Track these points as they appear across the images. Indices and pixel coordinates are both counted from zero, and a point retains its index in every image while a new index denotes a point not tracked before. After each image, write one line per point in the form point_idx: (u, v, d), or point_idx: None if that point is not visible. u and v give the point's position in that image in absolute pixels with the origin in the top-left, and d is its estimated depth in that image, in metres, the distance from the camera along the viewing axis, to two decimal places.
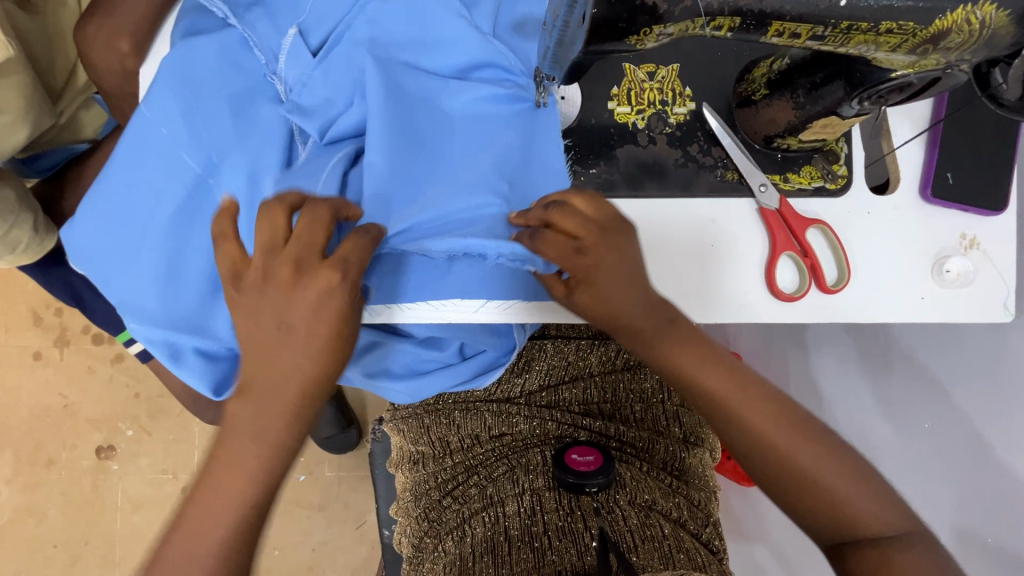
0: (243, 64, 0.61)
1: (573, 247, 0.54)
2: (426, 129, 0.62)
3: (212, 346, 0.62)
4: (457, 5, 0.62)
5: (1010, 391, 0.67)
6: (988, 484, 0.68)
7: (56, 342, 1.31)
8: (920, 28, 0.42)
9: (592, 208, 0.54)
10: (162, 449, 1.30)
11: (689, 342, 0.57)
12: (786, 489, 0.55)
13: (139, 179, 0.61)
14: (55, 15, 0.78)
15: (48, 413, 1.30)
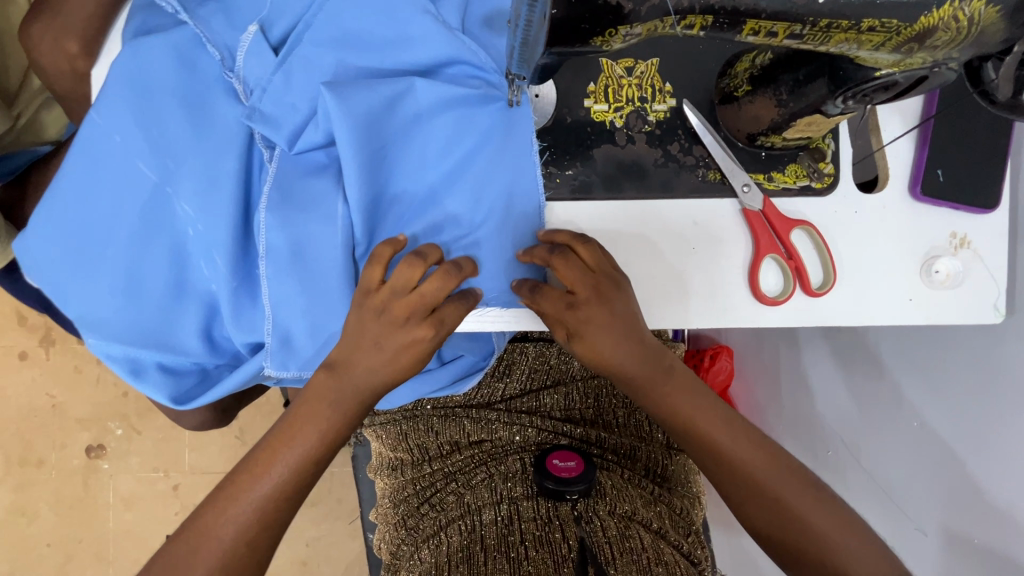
0: (199, 64, 0.58)
1: (567, 300, 0.57)
2: (394, 136, 0.59)
3: (178, 361, 0.61)
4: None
5: (999, 398, 0.65)
6: (977, 489, 0.66)
7: (41, 342, 1.28)
8: (905, 26, 0.39)
9: (592, 259, 0.58)
10: (153, 447, 1.28)
11: (685, 391, 0.60)
12: (770, 514, 0.58)
13: (91, 190, 0.57)
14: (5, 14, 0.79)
15: (36, 413, 1.27)
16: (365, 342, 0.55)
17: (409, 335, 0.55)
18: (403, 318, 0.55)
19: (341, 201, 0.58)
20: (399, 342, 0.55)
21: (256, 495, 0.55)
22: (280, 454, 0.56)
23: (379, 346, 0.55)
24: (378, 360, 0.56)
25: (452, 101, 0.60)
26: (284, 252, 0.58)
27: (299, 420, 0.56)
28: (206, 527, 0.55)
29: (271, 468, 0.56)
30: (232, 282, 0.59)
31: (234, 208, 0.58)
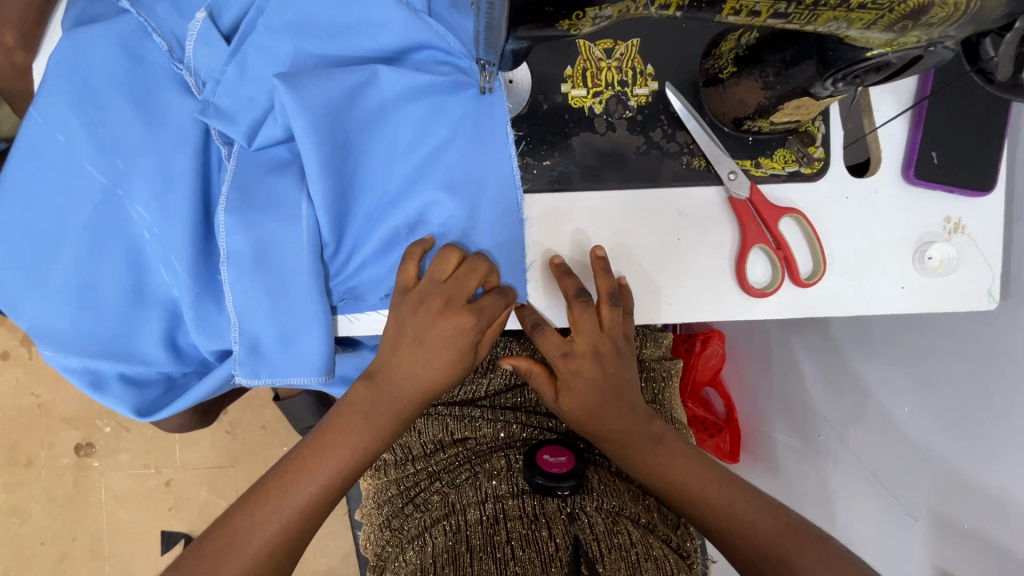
0: (144, 55, 0.54)
1: (563, 350, 0.59)
2: (358, 128, 0.56)
3: (142, 371, 0.58)
4: None
5: (990, 383, 0.63)
6: (972, 478, 0.64)
7: (22, 341, 1.24)
8: (897, 2, 0.36)
9: (608, 312, 0.59)
10: (143, 444, 1.26)
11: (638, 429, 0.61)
12: (743, 542, 0.57)
13: (37, 194, 0.54)
14: None
15: (20, 413, 1.24)
16: (404, 338, 0.54)
17: (451, 323, 0.54)
18: (442, 308, 0.54)
19: (305, 199, 0.55)
20: (440, 333, 0.54)
21: (286, 506, 0.53)
22: (311, 465, 0.54)
23: (419, 340, 0.54)
24: (419, 358, 0.54)
25: (420, 89, 0.56)
26: (247, 255, 0.55)
27: (334, 434, 0.54)
28: (225, 541, 0.52)
29: (302, 478, 0.54)
30: (192, 286, 0.55)
31: (191, 208, 0.54)
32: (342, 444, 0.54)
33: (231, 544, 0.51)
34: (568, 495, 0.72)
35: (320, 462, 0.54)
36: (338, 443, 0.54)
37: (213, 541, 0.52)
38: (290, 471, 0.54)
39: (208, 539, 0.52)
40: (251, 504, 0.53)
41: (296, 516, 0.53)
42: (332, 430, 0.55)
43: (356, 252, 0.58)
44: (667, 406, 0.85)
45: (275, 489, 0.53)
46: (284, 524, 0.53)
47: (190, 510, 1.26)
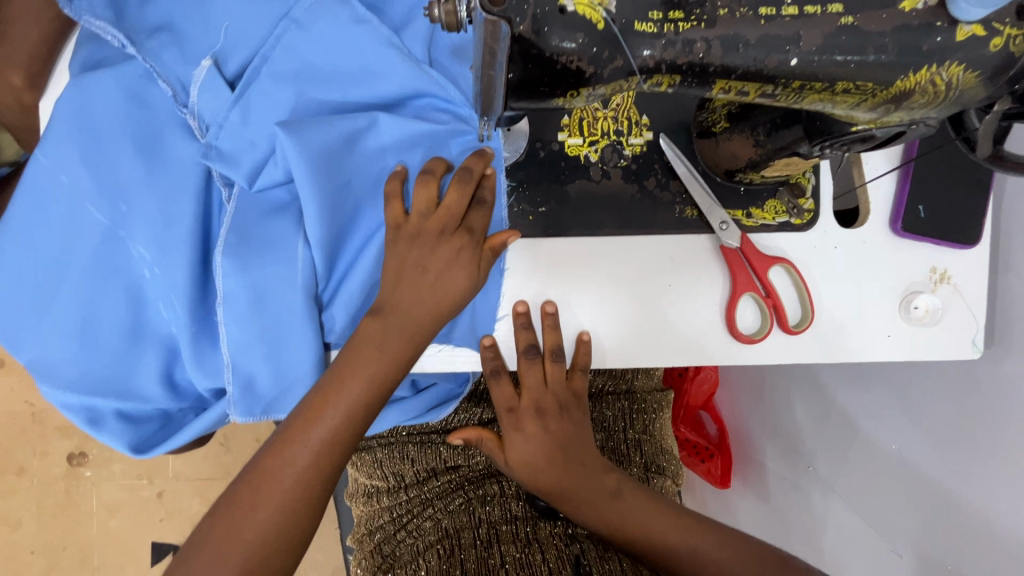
0: (148, 98, 0.55)
1: (509, 403, 0.64)
2: (358, 172, 0.57)
3: (140, 407, 0.59)
4: (386, 31, 0.56)
5: (977, 422, 0.65)
6: (957, 517, 0.66)
7: None
8: (880, 88, 0.37)
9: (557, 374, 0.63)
10: None
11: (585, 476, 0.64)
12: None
13: (39, 233, 0.54)
14: None
15: (13, 422, 1.24)
16: (407, 268, 0.56)
17: (450, 245, 0.57)
18: (440, 231, 0.56)
19: (303, 242, 0.56)
20: (442, 258, 0.56)
21: (279, 493, 0.52)
22: (296, 446, 0.53)
23: (423, 268, 0.56)
24: (423, 285, 0.56)
25: (419, 137, 0.58)
26: (244, 296, 0.56)
27: (312, 415, 0.54)
28: (216, 535, 0.51)
29: (287, 462, 0.53)
30: (189, 326, 0.56)
31: (190, 248, 0.55)
32: (325, 425, 0.54)
33: (228, 536, 0.51)
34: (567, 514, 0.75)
35: (310, 433, 0.54)
36: (315, 421, 0.54)
37: (217, 524, 0.51)
38: (283, 447, 0.54)
39: (212, 522, 0.52)
40: (255, 482, 0.53)
41: (283, 505, 0.52)
42: (307, 411, 0.54)
43: (351, 291, 0.58)
44: (657, 438, 0.87)
45: (269, 465, 0.53)
46: (287, 499, 0.53)
47: (182, 521, 1.26)
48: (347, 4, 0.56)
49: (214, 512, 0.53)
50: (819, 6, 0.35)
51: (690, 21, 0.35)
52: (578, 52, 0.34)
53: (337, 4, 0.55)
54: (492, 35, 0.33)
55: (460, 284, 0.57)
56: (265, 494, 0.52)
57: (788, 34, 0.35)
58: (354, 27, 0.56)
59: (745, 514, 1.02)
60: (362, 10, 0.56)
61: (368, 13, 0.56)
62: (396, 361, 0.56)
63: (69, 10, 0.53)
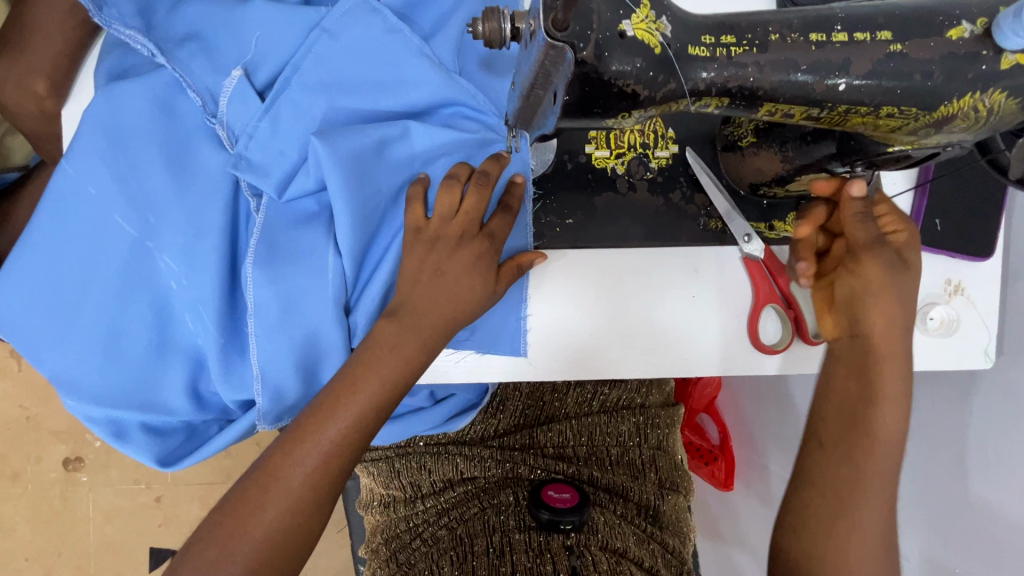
0: (178, 109, 0.54)
1: None
2: (388, 181, 0.57)
3: (166, 421, 0.58)
4: (417, 41, 0.56)
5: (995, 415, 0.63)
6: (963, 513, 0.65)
7: (11, 353, 1.21)
8: (923, 113, 0.37)
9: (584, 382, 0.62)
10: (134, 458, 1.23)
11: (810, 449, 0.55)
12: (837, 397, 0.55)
13: (64, 246, 0.53)
14: None
15: (8, 426, 1.22)
16: (425, 273, 0.55)
17: (469, 251, 0.55)
18: (460, 237, 0.55)
19: (333, 252, 0.56)
20: (461, 264, 0.55)
21: (289, 493, 0.52)
22: (305, 444, 0.53)
23: (441, 272, 0.55)
24: (442, 290, 0.54)
25: (450, 146, 0.57)
26: (274, 306, 0.55)
27: (322, 412, 0.53)
28: (229, 530, 0.51)
29: (296, 460, 0.53)
30: (217, 337, 0.55)
31: (219, 259, 0.54)
32: (334, 424, 0.53)
33: (238, 530, 0.51)
34: (570, 530, 0.72)
35: (320, 433, 0.53)
36: (321, 425, 0.53)
37: (226, 518, 0.52)
38: (289, 445, 0.53)
39: (221, 516, 0.52)
40: (263, 480, 0.52)
41: (294, 506, 0.52)
42: (313, 410, 0.54)
43: (379, 301, 0.57)
44: (671, 452, 0.88)
45: (279, 462, 0.53)
46: (300, 497, 0.53)
47: (179, 526, 1.23)
48: (378, 13, 0.55)
49: (223, 503, 0.53)
50: (869, 34, 0.36)
51: (743, 46, 0.36)
52: (635, 76, 0.35)
53: (369, 13, 0.55)
54: (554, 59, 0.33)
55: (476, 290, 0.55)
56: (271, 493, 0.52)
57: (839, 60, 0.36)
58: (386, 36, 0.56)
59: (747, 516, 1.04)
60: (394, 20, 0.56)
61: (399, 22, 0.56)
62: (409, 364, 0.54)
63: (98, 17, 0.52)
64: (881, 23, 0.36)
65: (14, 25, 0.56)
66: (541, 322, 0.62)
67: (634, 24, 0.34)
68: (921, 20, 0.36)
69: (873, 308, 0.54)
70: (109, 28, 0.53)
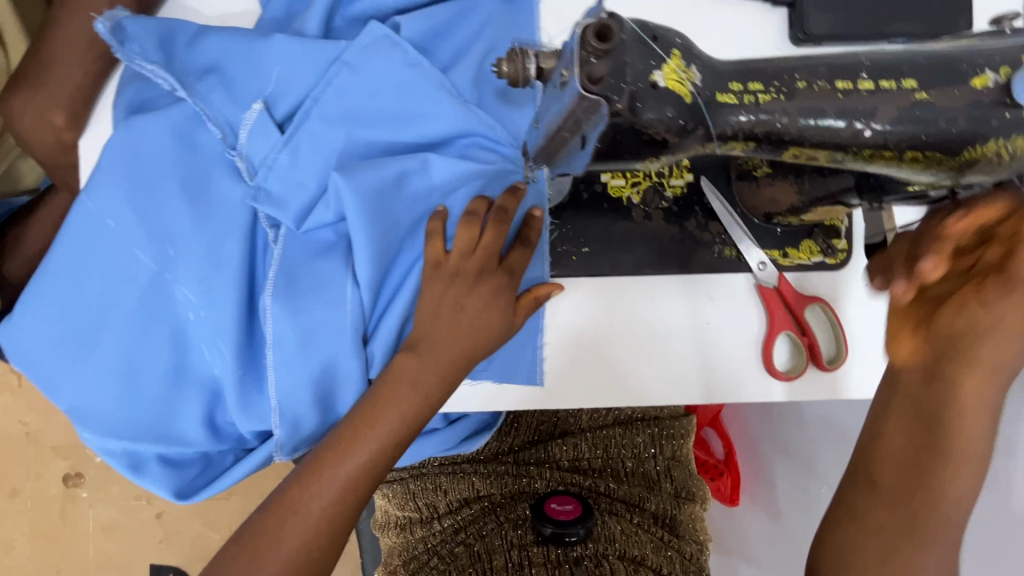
0: (197, 142, 0.54)
1: None
2: (407, 212, 0.57)
3: (181, 452, 0.57)
4: (436, 73, 0.56)
5: None
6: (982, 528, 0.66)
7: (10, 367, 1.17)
8: (947, 157, 0.38)
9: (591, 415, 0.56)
10: None
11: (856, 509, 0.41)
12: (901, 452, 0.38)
13: (83, 279, 0.53)
14: None
15: (7, 442, 1.16)
16: (445, 306, 0.55)
17: (489, 285, 0.56)
18: (478, 274, 0.56)
19: (350, 283, 0.55)
20: (480, 301, 0.55)
21: (305, 529, 0.52)
22: (322, 480, 0.52)
23: (460, 308, 0.55)
24: (460, 324, 0.55)
25: (468, 177, 0.57)
26: (293, 338, 0.55)
27: (339, 447, 0.53)
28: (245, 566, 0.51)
29: (312, 495, 0.52)
30: (235, 369, 0.55)
31: (237, 291, 0.54)
32: (350, 458, 0.53)
33: (252, 566, 0.51)
34: (576, 541, 0.72)
35: (337, 468, 0.53)
36: (338, 462, 0.53)
37: (242, 553, 0.51)
38: (305, 481, 0.53)
39: (235, 550, 0.52)
40: (279, 514, 0.52)
41: (309, 543, 0.52)
42: (330, 446, 0.53)
43: (396, 337, 0.57)
44: (684, 463, 0.88)
45: (295, 497, 0.52)
46: (316, 532, 0.52)
47: (184, 543, 1.18)
48: (399, 46, 0.56)
49: (238, 537, 0.53)
50: (895, 81, 0.36)
51: (770, 92, 0.37)
52: (666, 126, 0.35)
53: (389, 46, 0.56)
54: (587, 109, 0.34)
55: (495, 325, 0.56)
56: (287, 529, 0.52)
57: (865, 107, 0.37)
58: (406, 70, 0.56)
59: (754, 533, 1.03)
60: (414, 53, 0.56)
61: (419, 56, 0.56)
62: (428, 400, 0.55)
63: (120, 53, 0.53)
64: (905, 72, 0.37)
65: (33, 57, 0.56)
66: (555, 348, 0.62)
67: (665, 75, 0.34)
68: (943, 69, 0.36)
69: (984, 358, 0.36)
70: (131, 63, 0.53)
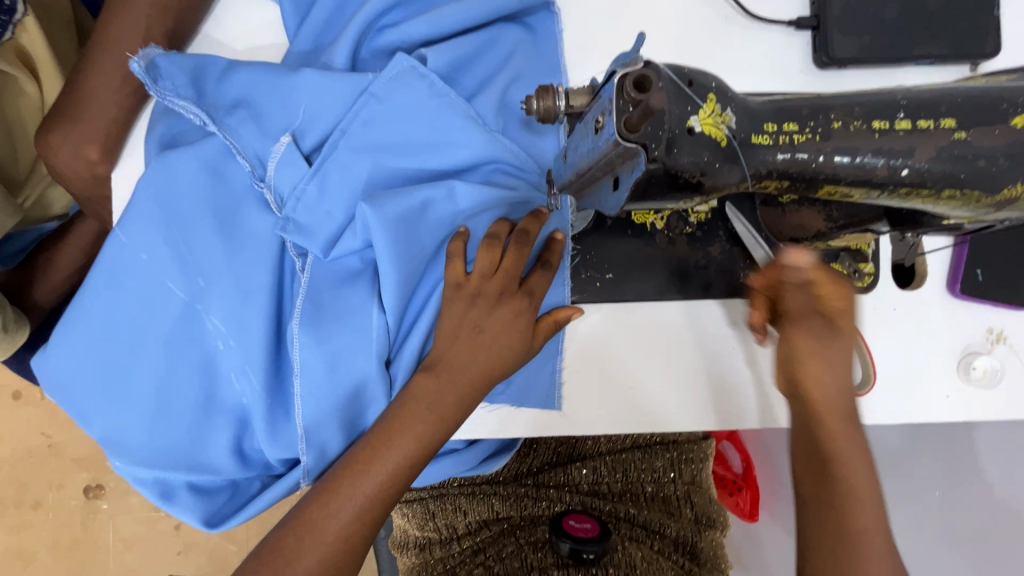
0: (227, 175, 0.55)
1: None
2: (431, 240, 0.56)
3: (211, 479, 0.58)
4: (462, 103, 0.56)
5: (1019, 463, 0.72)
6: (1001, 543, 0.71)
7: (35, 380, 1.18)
8: (987, 195, 0.38)
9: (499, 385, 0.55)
10: None
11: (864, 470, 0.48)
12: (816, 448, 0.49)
13: (118, 310, 0.54)
14: (12, 104, 0.71)
15: (29, 454, 1.17)
16: (464, 329, 0.55)
17: (508, 307, 0.55)
18: (499, 293, 0.55)
19: (377, 310, 0.55)
20: (500, 322, 0.55)
21: (327, 545, 0.52)
22: (339, 499, 0.52)
23: (479, 330, 0.55)
24: (480, 345, 0.55)
25: (492, 203, 0.57)
26: (322, 366, 0.54)
27: (358, 468, 0.53)
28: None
29: (332, 514, 0.52)
30: (263, 398, 0.55)
31: (266, 321, 0.54)
32: (370, 478, 0.53)
33: None
34: (592, 560, 0.72)
35: (357, 487, 0.53)
36: (356, 485, 0.53)
37: (264, 569, 0.52)
38: (324, 501, 0.52)
39: (258, 566, 0.52)
40: (299, 531, 0.52)
41: (331, 561, 0.52)
42: (346, 467, 0.53)
43: (421, 354, 0.57)
44: (704, 489, 0.87)
45: (316, 515, 0.52)
46: (338, 549, 0.53)
47: (199, 556, 1.19)
48: (425, 77, 0.56)
49: (261, 551, 0.53)
50: (932, 121, 0.36)
51: (805, 133, 0.37)
52: (701, 169, 0.35)
53: (415, 77, 0.55)
54: (625, 157, 0.34)
55: (514, 347, 0.55)
56: (308, 548, 0.52)
57: (901, 147, 0.36)
58: (432, 100, 0.56)
59: (774, 549, 1.02)
60: (441, 84, 0.56)
61: (445, 86, 0.56)
62: (445, 420, 0.54)
63: (154, 89, 0.54)
64: (944, 111, 0.37)
65: (70, 93, 0.58)
66: (574, 373, 0.62)
67: (701, 120, 0.34)
68: (979, 110, 0.36)
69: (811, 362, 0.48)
70: (164, 99, 0.54)
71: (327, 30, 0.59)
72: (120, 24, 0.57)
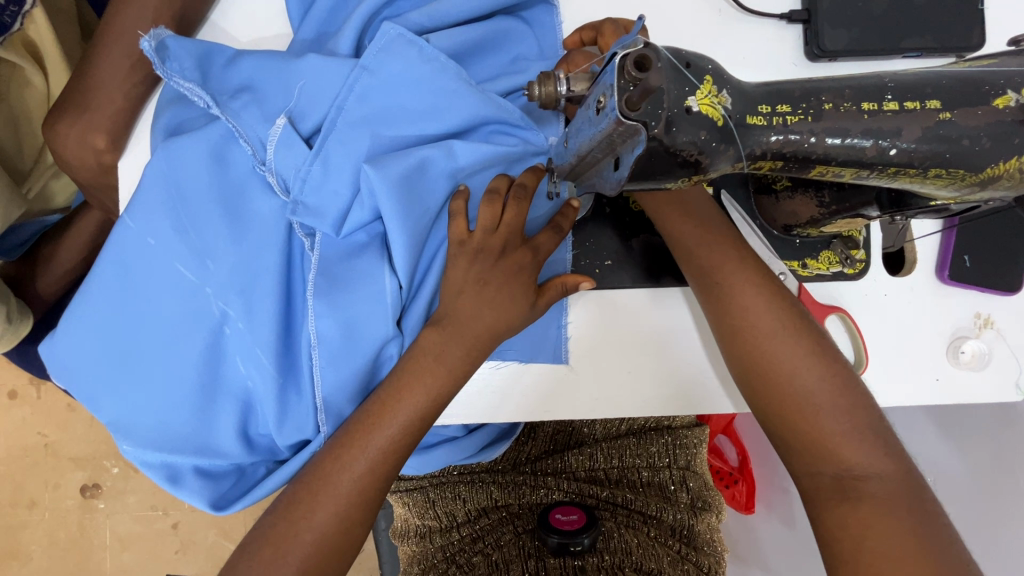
0: (232, 158, 0.56)
1: None
2: (435, 203, 0.57)
3: (218, 463, 0.59)
4: (455, 66, 0.56)
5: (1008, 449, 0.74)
6: (1004, 518, 0.72)
7: (32, 380, 1.18)
8: (970, 174, 0.39)
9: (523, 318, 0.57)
10: (151, 484, 1.19)
11: (808, 374, 0.55)
12: (754, 368, 0.56)
13: (126, 296, 0.55)
14: (18, 96, 0.72)
15: (25, 453, 1.17)
16: (468, 284, 0.56)
17: (512, 261, 0.56)
18: (502, 250, 0.56)
19: (388, 275, 0.56)
20: (503, 276, 0.56)
21: (338, 499, 0.53)
22: (341, 464, 0.53)
23: (483, 283, 0.55)
24: (484, 300, 0.55)
25: (491, 162, 0.58)
26: (333, 337, 0.55)
27: (366, 428, 0.54)
28: (282, 534, 0.52)
29: (340, 469, 0.53)
30: (270, 373, 0.56)
31: (275, 297, 0.55)
32: (378, 436, 0.54)
33: (291, 539, 0.51)
34: (581, 551, 0.71)
35: (362, 449, 0.53)
36: (354, 451, 0.53)
37: (279, 523, 0.52)
38: (332, 459, 0.53)
39: (273, 521, 0.53)
40: (311, 487, 0.53)
41: (341, 517, 0.53)
42: (349, 429, 0.54)
43: (428, 312, 0.58)
44: (699, 473, 0.89)
45: (326, 470, 0.53)
46: (349, 505, 0.53)
47: (197, 554, 1.19)
48: (414, 43, 0.55)
49: (275, 507, 0.53)
50: (918, 102, 0.38)
51: (798, 114, 0.38)
52: (698, 147, 0.36)
53: (405, 44, 0.55)
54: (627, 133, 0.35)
55: (517, 305, 0.56)
56: (314, 510, 0.52)
57: (890, 128, 0.38)
58: (423, 66, 0.56)
59: (771, 540, 1.03)
60: (430, 49, 0.56)
61: (436, 51, 0.56)
62: (453, 374, 0.55)
63: (160, 71, 0.55)
64: (929, 92, 0.38)
65: (76, 85, 0.59)
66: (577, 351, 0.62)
67: (698, 100, 0.36)
68: (965, 92, 0.38)
69: (717, 279, 0.58)
70: (170, 81, 0.55)
71: (331, 19, 0.60)
72: (129, 14, 0.58)
